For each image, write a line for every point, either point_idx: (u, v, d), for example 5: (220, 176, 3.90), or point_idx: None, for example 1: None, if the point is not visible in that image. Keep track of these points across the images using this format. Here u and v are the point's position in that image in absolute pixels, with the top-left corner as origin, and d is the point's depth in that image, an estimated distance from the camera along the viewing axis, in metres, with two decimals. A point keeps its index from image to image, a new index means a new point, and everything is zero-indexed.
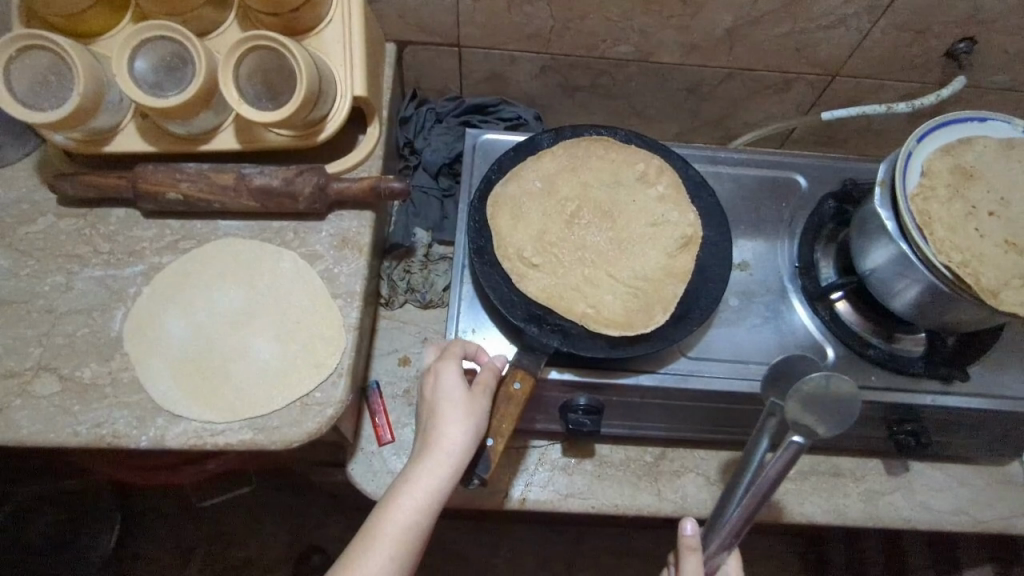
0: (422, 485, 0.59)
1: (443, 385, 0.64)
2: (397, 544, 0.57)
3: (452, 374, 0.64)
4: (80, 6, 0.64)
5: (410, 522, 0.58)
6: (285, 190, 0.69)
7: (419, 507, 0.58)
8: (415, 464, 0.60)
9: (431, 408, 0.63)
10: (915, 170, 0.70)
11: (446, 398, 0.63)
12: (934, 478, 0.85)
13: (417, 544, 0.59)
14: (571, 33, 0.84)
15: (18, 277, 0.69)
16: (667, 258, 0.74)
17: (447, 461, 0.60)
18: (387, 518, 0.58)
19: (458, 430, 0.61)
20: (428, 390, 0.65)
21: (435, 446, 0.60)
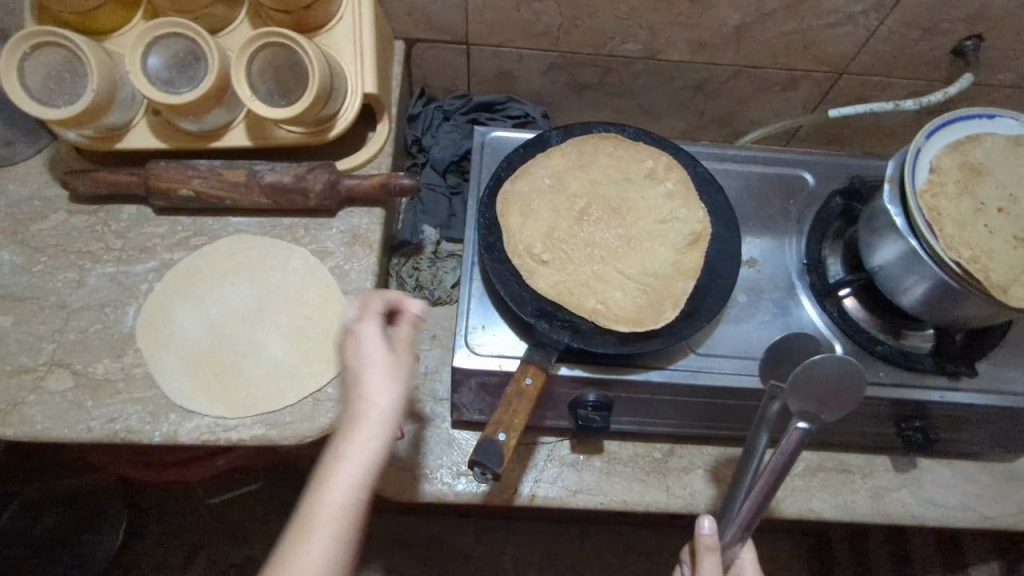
0: (357, 457, 0.53)
1: (363, 348, 0.57)
2: (336, 528, 0.51)
3: (371, 335, 0.57)
4: (93, 3, 0.64)
5: (349, 499, 0.52)
6: (296, 187, 0.70)
7: (353, 483, 0.52)
8: (346, 439, 0.53)
9: (353, 374, 0.57)
10: (925, 167, 0.70)
11: (369, 361, 0.56)
12: (941, 475, 0.85)
13: (356, 524, 0.52)
14: (580, 31, 0.84)
15: (30, 273, 0.69)
16: (676, 255, 0.74)
17: (375, 428, 0.54)
18: (321, 501, 0.51)
19: (389, 393, 0.55)
20: (347, 354, 0.58)
21: (363, 415, 0.54)
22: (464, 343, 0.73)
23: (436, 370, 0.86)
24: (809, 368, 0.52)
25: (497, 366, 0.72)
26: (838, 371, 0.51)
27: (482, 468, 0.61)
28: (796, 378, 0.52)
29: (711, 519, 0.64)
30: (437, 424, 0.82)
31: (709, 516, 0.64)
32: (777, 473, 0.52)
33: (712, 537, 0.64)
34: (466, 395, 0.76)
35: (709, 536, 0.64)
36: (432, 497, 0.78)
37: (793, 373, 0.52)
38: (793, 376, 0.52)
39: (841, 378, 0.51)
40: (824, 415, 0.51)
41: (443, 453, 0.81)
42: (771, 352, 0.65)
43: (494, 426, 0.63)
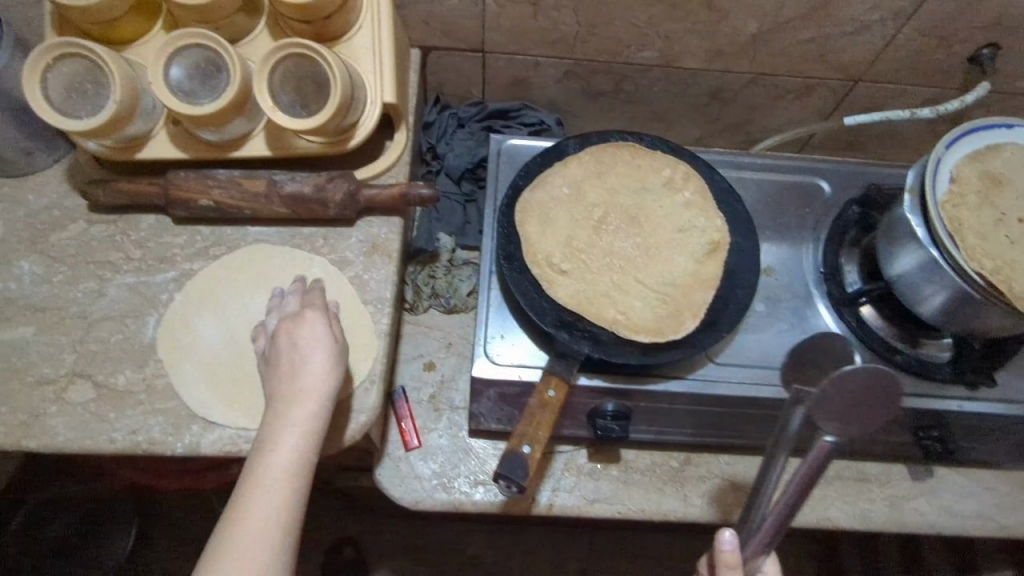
0: (300, 417, 0.59)
1: (299, 329, 0.63)
2: (285, 479, 0.56)
3: (314, 318, 0.64)
4: (115, 13, 0.64)
5: (295, 455, 0.57)
6: (316, 197, 0.70)
7: (291, 445, 0.57)
8: (279, 409, 0.59)
9: (289, 350, 0.62)
10: (945, 177, 0.70)
11: (306, 339, 0.63)
12: (958, 483, 0.85)
13: (303, 478, 0.57)
14: (596, 39, 0.84)
15: (50, 283, 0.69)
16: (695, 264, 0.74)
17: (307, 395, 0.60)
18: (270, 457, 0.57)
19: (326, 362, 0.62)
20: (280, 337, 0.63)
21: (296, 386, 0.60)
22: (484, 352, 0.73)
23: (452, 379, 0.86)
24: (839, 381, 0.49)
25: (517, 376, 0.72)
26: (870, 381, 0.48)
27: (507, 480, 0.63)
28: (825, 392, 0.49)
29: (732, 532, 0.62)
30: (454, 432, 0.83)
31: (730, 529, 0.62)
32: (807, 484, 0.52)
33: (734, 551, 0.62)
34: (485, 404, 0.76)
35: (731, 550, 0.62)
36: (449, 506, 0.78)
37: (822, 389, 0.49)
38: (822, 391, 0.49)
39: (874, 388, 0.49)
40: (854, 429, 0.50)
41: (460, 462, 0.81)
42: (800, 345, 0.60)
43: (519, 437, 0.64)
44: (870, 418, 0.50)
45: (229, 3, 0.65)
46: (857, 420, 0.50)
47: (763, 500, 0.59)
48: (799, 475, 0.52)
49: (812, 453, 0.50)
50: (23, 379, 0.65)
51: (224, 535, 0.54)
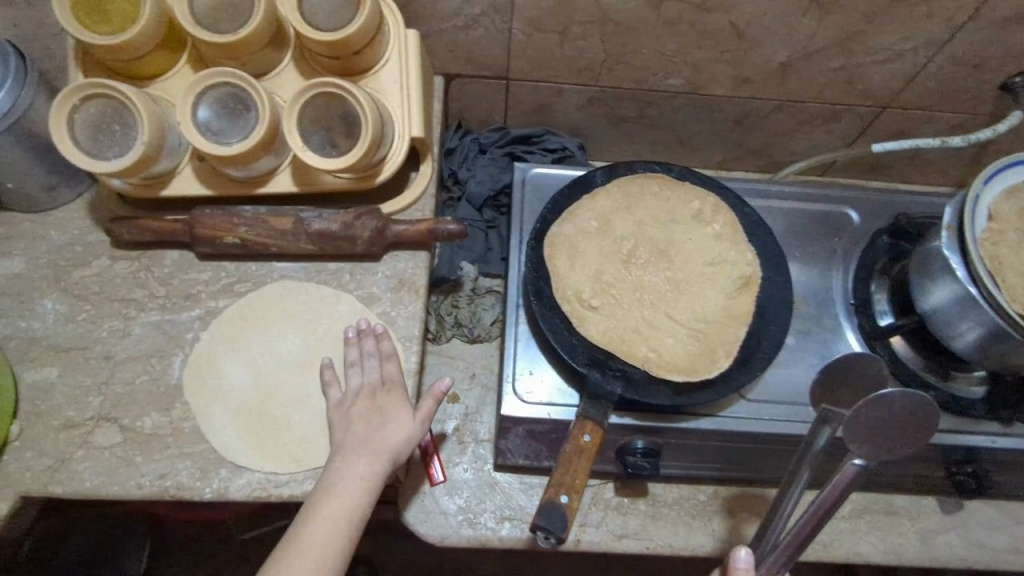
0: (363, 473, 0.60)
1: (384, 398, 0.64)
2: (336, 529, 0.57)
3: (396, 391, 0.65)
4: (142, 51, 0.63)
5: (351, 510, 0.58)
6: (344, 235, 0.69)
7: (352, 496, 0.59)
8: (350, 459, 0.61)
9: (367, 413, 0.63)
10: (983, 213, 0.69)
11: (389, 407, 0.64)
12: (989, 516, 0.84)
13: (355, 530, 0.58)
14: (622, 67, 0.83)
15: (75, 322, 0.68)
16: (726, 299, 0.73)
17: (379, 452, 0.61)
18: (326, 504, 0.58)
19: (399, 431, 0.63)
20: (366, 396, 0.64)
21: (371, 441, 0.61)
22: (512, 390, 0.72)
23: (476, 411, 0.85)
24: (875, 403, 0.48)
25: (546, 414, 0.71)
26: (906, 407, 0.48)
27: (545, 532, 0.63)
28: (859, 413, 0.48)
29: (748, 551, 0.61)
30: (479, 465, 0.81)
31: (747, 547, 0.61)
32: (829, 508, 0.51)
33: (749, 570, 0.61)
34: (512, 440, 0.75)
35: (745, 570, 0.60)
36: (475, 543, 0.77)
37: (856, 409, 0.48)
38: (856, 410, 0.48)
39: (907, 414, 0.48)
40: (883, 453, 0.49)
41: (486, 497, 0.79)
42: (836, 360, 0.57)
43: (555, 488, 0.63)
44: (900, 445, 0.49)
45: (258, 40, 0.64)
46: (886, 446, 0.49)
47: (781, 517, 0.58)
48: (820, 497, 0.51)
49: (836, 478, 0.49)
50: (48, 423, 0.64)
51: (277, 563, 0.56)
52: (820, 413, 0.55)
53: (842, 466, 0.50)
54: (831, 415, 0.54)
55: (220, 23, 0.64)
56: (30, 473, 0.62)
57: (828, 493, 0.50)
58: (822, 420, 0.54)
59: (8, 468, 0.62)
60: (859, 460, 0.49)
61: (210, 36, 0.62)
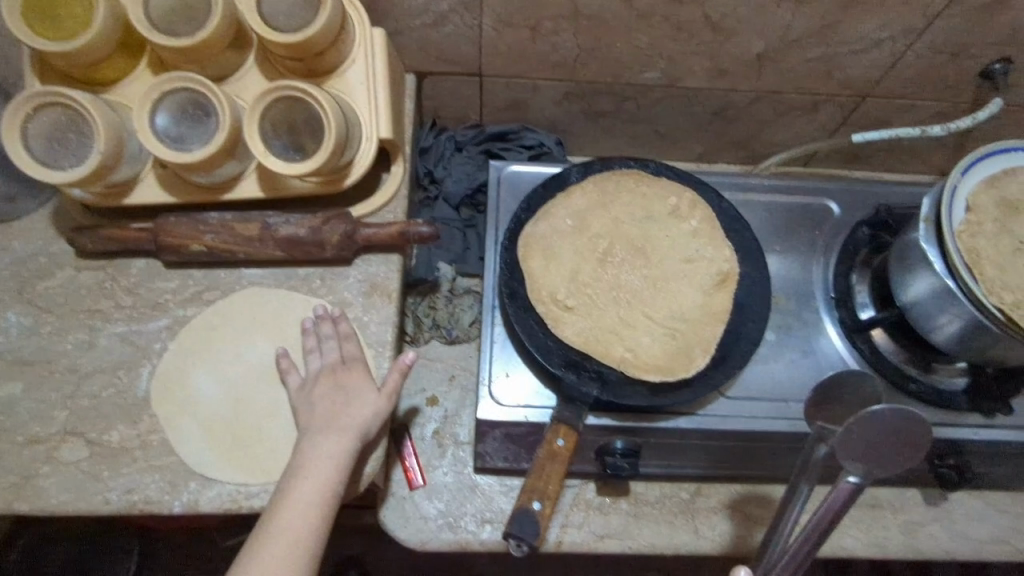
0: (329, 453, 0.59)
1: (345, 376, 0.64)
2: (308, 512, 0.57)
3: (357, 368, 0.65)
4: (97, 57, 0.61)
5: (321, 491, 0.57)
6: (312, 240, 0.67)
7: (321, 477, 0.58)
8: (317, 440, 0.60)
9: (330, 392, 0.63)
10: (959, 204, 0.68)
11: (351, 383, 0.63)
12: (974, 507, 0.83)
13: (329, 512, 0.58)
14: (596, 61, 0.82)
15: (39, 335, 0.67)
16: (704, 297, 0.72)
17: (345, 431, 0.60)
18: (296, 489, 0.58)
19: (363, 407, 0.62)
20: (326, 376, 0.64)
21: (335, 421, 0.61)
22: (489, 393, 0.71)
23: (456, 413, 0.85)
24: (865, 421, 0.45)
25: (522, 417, 0.70)
26: (899, 423, 0.44)
27: (517, 540, 0.62)
28: (850, 430, 0.45)
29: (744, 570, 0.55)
30: (459, 468, 0.80)
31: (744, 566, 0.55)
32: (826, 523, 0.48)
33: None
34: (490, 443, 0.74)
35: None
36: (456, 547, 0.76)
37: (847, 426, 0.45)
38: (846, 428, 0.45)
39: (901, 430, 0.45)
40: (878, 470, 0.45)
41: (466, 501, 0.78)
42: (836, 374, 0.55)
43: (528, 493, 0.63)
44: (900, 461, 0.45)
45: (216, 43, 0.62)
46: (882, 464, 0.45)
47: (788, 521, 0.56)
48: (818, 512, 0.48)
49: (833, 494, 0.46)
50: (14, 439, 0.63)
51: (250, 550, 0.55)
52: (816, 429, 0.52)
53: (839, 481, 0.47)
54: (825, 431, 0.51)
55: (177, 26, 0.62)
56: None
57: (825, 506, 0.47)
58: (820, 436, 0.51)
59: None
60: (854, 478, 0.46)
61: (165, 40, 0.60)
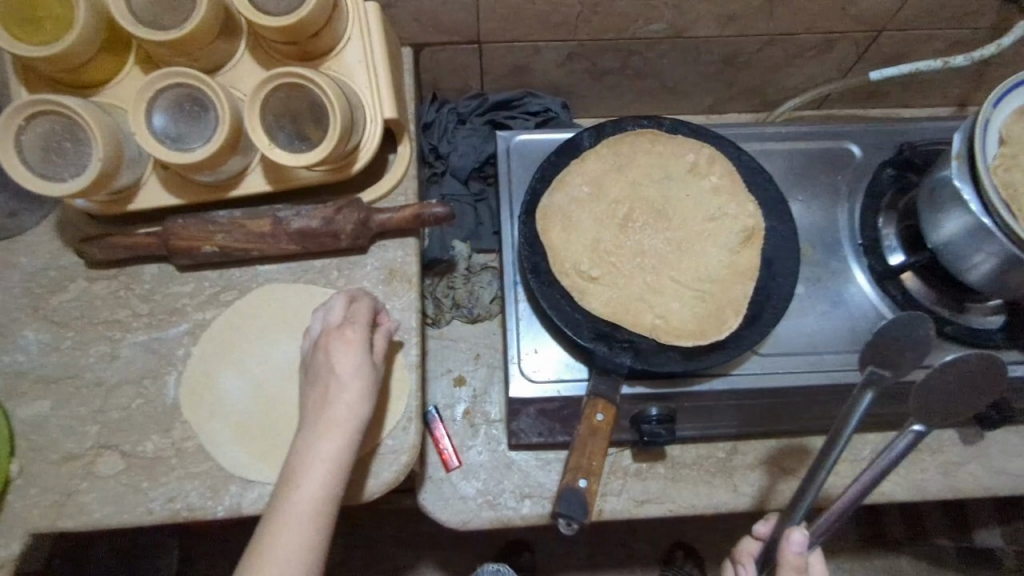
0: (325, 453, 0.56)
1: (338, 352, 0.59)
2: (308, 519, 0.54)
3: (353, 339, 0.60)
4: (83, 58, 0.58)
5: (319, 495, 0.55)
6: (326, 230, 0.65)
7: (317, 479, 0.55)
8: (309, 439, 0.57)
9: (323, 376, 0.59)
10: (993, 138, 0.65)
11: (340, 364, 0.59)
12: (1010, 442, 0.83)
13: (327, 515, 0.55)
14: (600, 17, 0.78)
15: (60, 351, 0.66)
16: (730, 255, 0.70)
17: (339, 426, 0.57)
18: (291, 496, 0.55)
19: (357, 393, 0.58)
20: (319, 357, 0.60)
21: (327, 415, 0.57)
22: (519, 370, 0.70)
23: (484, 391, 0.84)
24: (953, 363, 0.50)
25: (556, 393, 0.69)
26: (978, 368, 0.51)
27: (566, 519, 0.63)
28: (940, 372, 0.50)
29: (804, 534, 0.57)
30: (493, 447, 0.80)
31: (803, 530, 0.57)
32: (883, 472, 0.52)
33: (800, 554, 0.57)
34: (524, 421, 0.73)
35: (798, 554, 0.57)
36: (498, 523, 0.76)
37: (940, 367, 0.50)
38: (938, 367, 0.50)
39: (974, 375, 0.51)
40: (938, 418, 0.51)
41: (503, 478, 0.78)
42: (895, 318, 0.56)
43: (573, 472, 0.64)
44: (960, 406, 0.52)
45: (206, 33, 0.59)
46: (942, 412, 0.51)
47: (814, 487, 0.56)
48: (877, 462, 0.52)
49: (901, 442, 0.51)
50: (49, 457, 0.63)
51: (249, 559, 0.54)
52: (865, 376, 0.55)
53: (904, 430, 0.52)
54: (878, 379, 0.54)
55: (165, 19, 0.59)
56: (39, 509, 0.61)
57: (889, 453, 0.52)
58: (869, 383, 0.55)
59: (14, 507, 0.61)
60: (919, 426, 0.51)
61: (153, 34, 0.57)
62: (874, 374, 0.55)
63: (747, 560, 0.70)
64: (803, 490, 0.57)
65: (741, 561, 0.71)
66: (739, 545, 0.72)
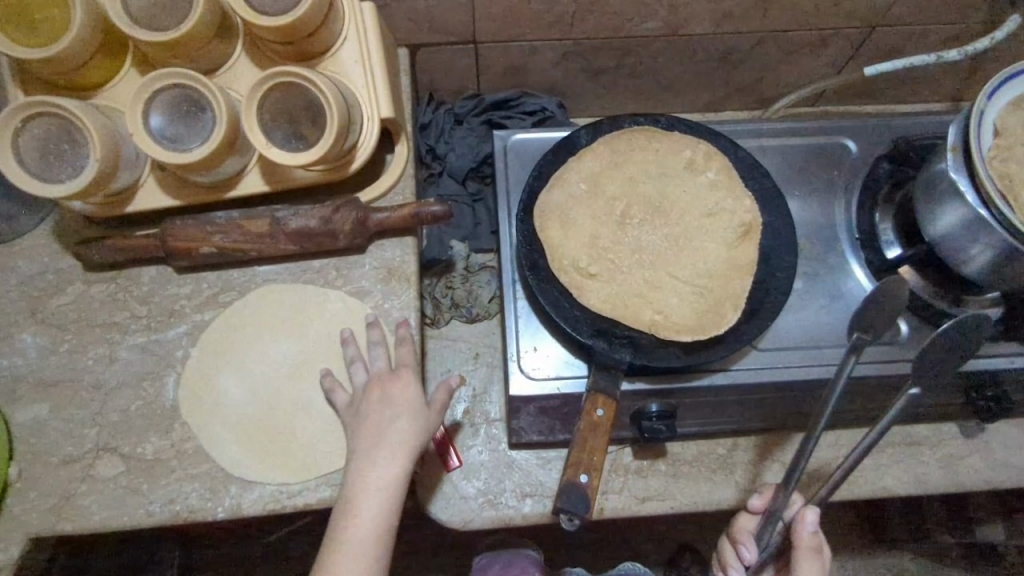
0: (380, 486, 0.58)
1: (394, 388, 0.61)
2: (365, 553, 0.56)
3: (407, 378, 0.63)
4: (80, 60, 0.58)
5: (375, 527, 0.57)
6: (324, 230, 0.65)
7: (372, 512, 0.57)
8: (364, 472, 0.58)
9: (376, 410, 0.61)
10: (988, 131, 0.66)
11: (395, 403, 0.61)
12: (1011, 435, 0.82)
13: (382, 549, 0.57)
14: (595, 17, 0.78)
15: (59, 355, 0.66)
16: (728, 251, 0.70)
17: (393, 459, 0.59)
18: (347, 528, 0.57)
19: (414, 428, 0.61)
20: (371, 394, 0.62)
21: (381, 448, 0.59)
22: (518, 368, 0.70)
23: (484, 391, 0.84)
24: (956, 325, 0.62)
25: (555, 390, 0.69)
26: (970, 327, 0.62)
27: (568, 514, 0.63)
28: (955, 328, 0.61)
29: (817, 514, 0.64)
30: (494, 446, 0.79)
31: (815, 509, 0.64)
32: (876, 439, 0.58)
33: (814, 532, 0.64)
34: (524, 419, 0.73)
35: (813, 532, 0.64)
36: (499, 523, 0.75)
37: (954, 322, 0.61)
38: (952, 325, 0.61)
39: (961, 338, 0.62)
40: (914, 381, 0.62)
41: (504, 477, 0.77)
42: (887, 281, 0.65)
43: (573, 467, 0.64)
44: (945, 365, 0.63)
45: (202, 34, 0.59)
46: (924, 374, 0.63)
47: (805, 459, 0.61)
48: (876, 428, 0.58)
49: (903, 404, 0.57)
50: (48, 460, 0.63)
51: None
52: (853, 342, 0.62)
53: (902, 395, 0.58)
54: (863, 343, 0.62)
55: (161, 20, 0.59)
56: (38, 513, 0.61)
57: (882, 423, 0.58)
58: (856, 349, 0.62)
59: (13, 510, 0.61)
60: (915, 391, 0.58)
61: (149, 35, 0.57)
62: (860, 340, 0.63)
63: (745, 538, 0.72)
64: (798, 461, 0.61)
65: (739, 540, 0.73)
66: (736, 525, 0.74)
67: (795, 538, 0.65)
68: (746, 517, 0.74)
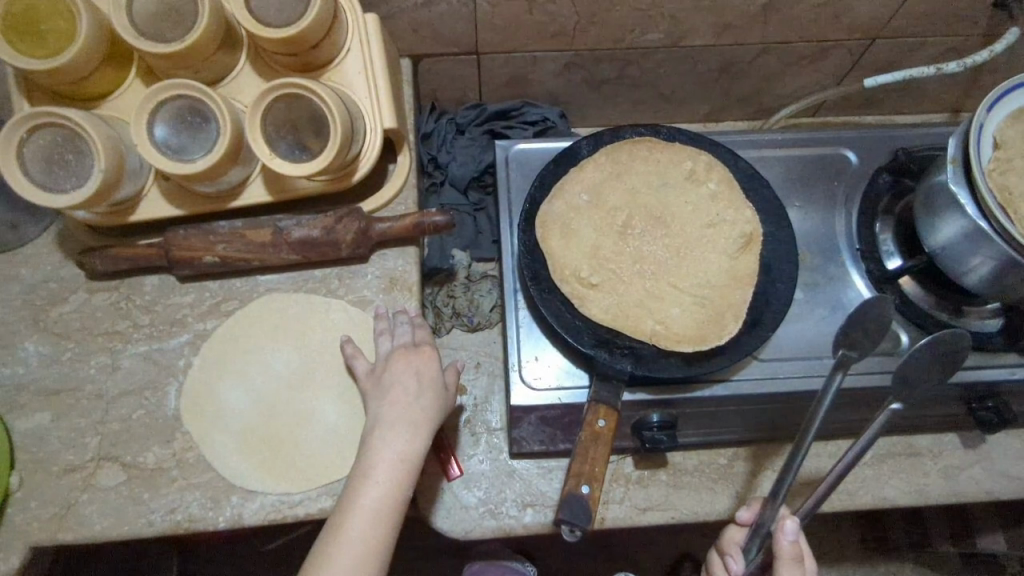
0: (399, 452, 0.59)
1: (416, 361, 0.63)
2: (381, 517, 0.57)
3: (430, 353, 0.64)
4: (85, 71, 0.59)
5: (392, 493, 0.58)
6: (326, 240, 0.66)
7: (390, 477, 0.58)
8: (385, 438, 0.60)
9: (400, 381, 0.62)
10: (987, 142, 0.66)
11: (419, 375, 0.63)
12: (1012, 445, 0.82)
13: (398, 513, 0.58)
14: (596, 28, 0.79)
15: (61, 363, 0.66)
16: (729, 261, 0.70)
17: (416, 428, 0.60)
18: (365, 490, 0.58)
19: (435, 402, 0.62)
20: (395, 365, 0.63)
21: (404, 416, 0.61)
22: (520, 378, 0.71)
23: (485, 399, 0.84)
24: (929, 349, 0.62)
25: (557, 401, 0.70)
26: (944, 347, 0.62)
27: (569, 525, 0.63)
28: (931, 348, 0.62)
29: (795, 523, 0.64)
30: (495, 455, 0.79)
31: (793, 518, 0.64)
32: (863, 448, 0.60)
33: (794, 542, 0.64)
34: (525, 429, 0.73)
35: (792, 542, 0.64)
36: (500, 532, 0.75)
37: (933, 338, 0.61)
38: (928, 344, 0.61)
39: (941, 358, 0.62)
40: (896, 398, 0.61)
41: (506, 487, 0.76)
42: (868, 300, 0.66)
43: (574, 479, 0.63)
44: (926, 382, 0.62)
45: (207, 45, 0.59)
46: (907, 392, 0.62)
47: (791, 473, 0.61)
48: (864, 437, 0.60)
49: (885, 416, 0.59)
50: (49, 469, 0.63)
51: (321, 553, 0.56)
52: (838, 358, 0.62)
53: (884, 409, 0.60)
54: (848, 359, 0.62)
55: (166, 31, 0.60)
56: (38, 521, 0.61)
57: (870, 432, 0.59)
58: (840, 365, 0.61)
59: (14, 519, 0.61)
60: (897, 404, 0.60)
61: (155, 47, 0.58)
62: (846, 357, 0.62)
63: (733, 549, 0.72)
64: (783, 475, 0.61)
65: (728, 551, 0.72)
66: (726, 536, 0.74)
67: (776, 549, 0.65)
68: (736, 529, 0.74)
